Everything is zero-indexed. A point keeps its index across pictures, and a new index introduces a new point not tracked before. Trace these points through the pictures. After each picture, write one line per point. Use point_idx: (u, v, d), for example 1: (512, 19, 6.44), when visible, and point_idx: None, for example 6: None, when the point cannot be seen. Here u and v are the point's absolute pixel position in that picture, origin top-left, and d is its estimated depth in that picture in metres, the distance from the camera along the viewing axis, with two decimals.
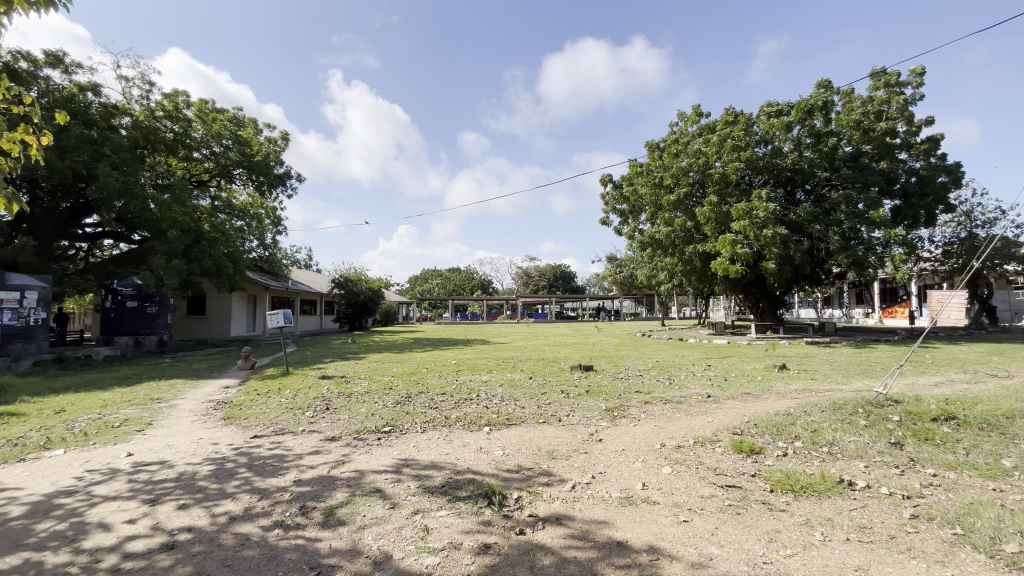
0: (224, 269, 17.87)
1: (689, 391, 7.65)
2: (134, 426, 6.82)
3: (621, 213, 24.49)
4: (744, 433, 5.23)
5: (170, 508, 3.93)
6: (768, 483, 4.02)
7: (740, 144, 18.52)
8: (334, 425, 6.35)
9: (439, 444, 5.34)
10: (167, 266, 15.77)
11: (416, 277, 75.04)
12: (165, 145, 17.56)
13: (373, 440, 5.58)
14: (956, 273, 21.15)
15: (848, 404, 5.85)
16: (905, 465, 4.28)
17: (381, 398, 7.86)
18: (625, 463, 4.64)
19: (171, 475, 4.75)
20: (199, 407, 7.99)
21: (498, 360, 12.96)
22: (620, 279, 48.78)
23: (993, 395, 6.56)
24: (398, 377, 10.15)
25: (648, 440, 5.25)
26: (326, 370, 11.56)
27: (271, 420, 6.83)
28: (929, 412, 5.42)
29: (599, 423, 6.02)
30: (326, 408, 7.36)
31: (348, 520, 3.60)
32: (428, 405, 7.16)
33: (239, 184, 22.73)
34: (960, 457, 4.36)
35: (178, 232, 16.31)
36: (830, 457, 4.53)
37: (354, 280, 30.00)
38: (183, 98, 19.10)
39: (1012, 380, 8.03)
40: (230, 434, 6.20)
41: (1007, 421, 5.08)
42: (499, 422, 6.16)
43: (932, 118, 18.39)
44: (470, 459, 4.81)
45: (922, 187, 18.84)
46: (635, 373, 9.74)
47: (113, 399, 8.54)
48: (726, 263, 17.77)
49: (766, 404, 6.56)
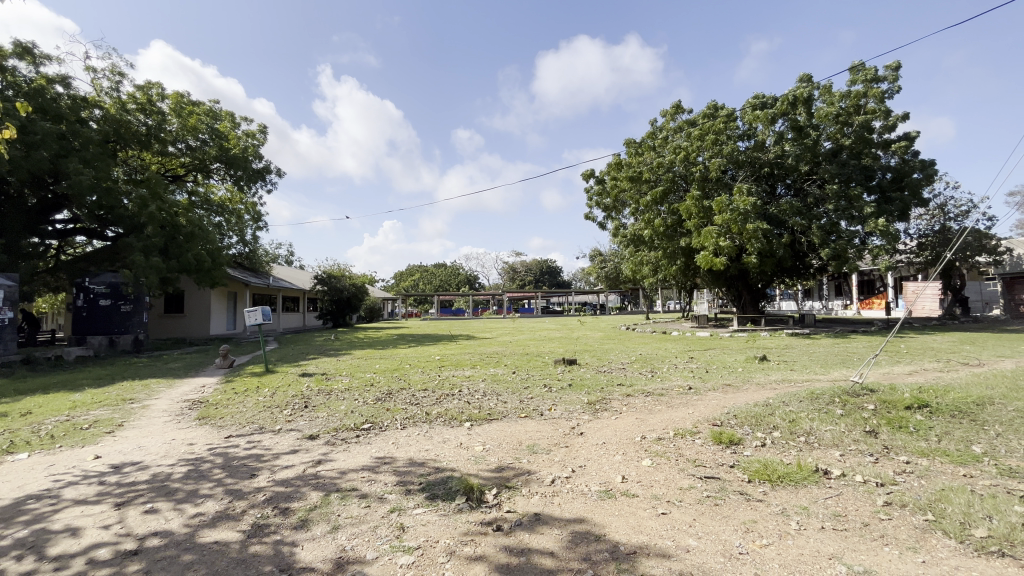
0: (204, 264, 17.38)
1: (670, 383, 7.68)
2: (104, 427, 6.61)
3: (605, 208, 24.59)
4: (723, 424, 5.25)
5: (140, 512, 3.80)
6: (745, 474, 4.04)
7: (721, 139, 18.93)
8: (313, 423, 6.21)
9: (419, 440, 5.27)
10: (146, 263, 15.32)
11: (402, 274, 74.69)
12: (138, 140, 17.04)
13: (351, 438, 5.49)
14: (930, 265, 21.62)
15: (824, 394, 5.89)
16: (879, 452, 4.32)
17: (361, 395, 7.74)
18: (605, 456, 4.64)
19: (145, 477, 4.61)
20: (173, 407, 7.77)
21: (482, 355, 12.89)
22: (606, 274, 49.11)
23: (966, 382, 6.68)
24: (381, 373, 10.04)
25: (628, 433, 5.25)
26: (306, 368, 11.32)
27: (247, 419, 6.64)
28: (902, 401, 5.45)
29: (581, 417, 5.99)
30: (304, 405, 7.21)
31: (323, 520, 3.51)
32: (409, 401, 7.06)
33: (215, 179, 22.30)
34: (932, 444, 4.43)
35: (155, 228, 15.88)
36: (807, 447, 4.56)
37: (337, 276, 29.63)
38: (155, 90, 18.62)
39: (983, 368, 8.23)
40: (204, 434, 6.04)
41: (976, 409, 5.20)
42: (480, 417, 6.09)
43: (907, 114, 18.56)
44: (450, 455, 4.76)
45: (898, 183, 19.04)
46: (618, 366, 9.74)
47: (84, 401, 8.26)
48: (709, 256, 18.07)
49: (746, 395, 6.57)
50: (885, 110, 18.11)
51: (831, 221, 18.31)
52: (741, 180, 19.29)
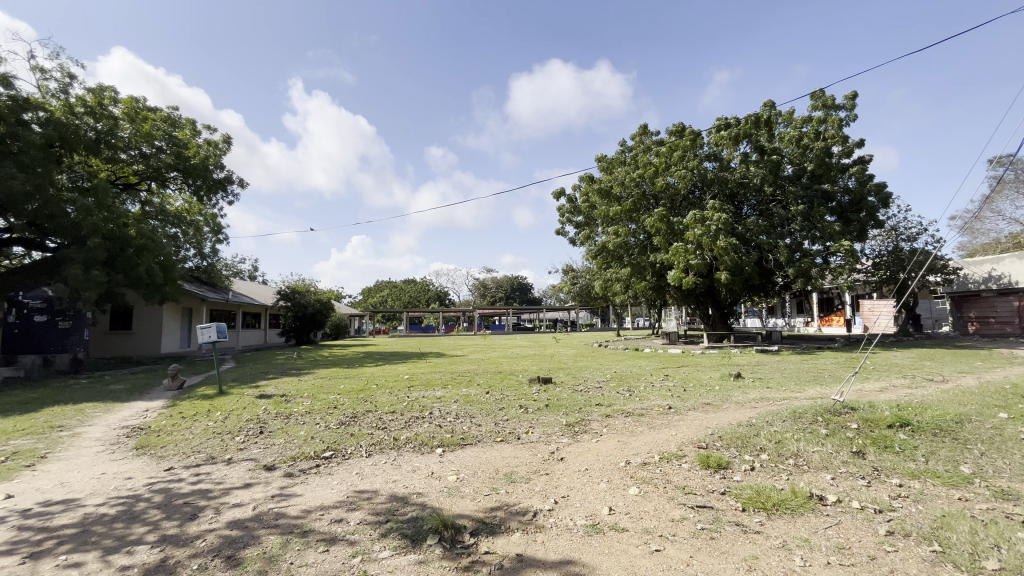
0: (155, 279, 16.29)
1: (649, 403, 7.43)
2: (22, 460, 5.81)
3: (576, 224, 24.72)
4: (709, 447, 5.03)
5: (54, 566, 3.21)
6: (738, 501, 3.80)
7: (688, 157, 19.38)
8: (268, 452, 5.64)
9: (386, 470, 4.82)
10: (85, 277, 14.14)
11: (370, 290, 73.14)
12: (85, 144, 15.97)
13: (311, 469, 4.98)
14: (885, 284, 22.56)
15: (807, 413, 5.77)
16: (871, 475, 4.17)
17: (323, 419, 7.15)
18: (589, 484, 4.32)
19: (66, 521, 3.97)
20: (109, 436, 6.99)
21: (453, 374, 12.40)
22: (577, 291, 49.34)
23: (938, 399, 6.72)
24: (345, 394, 9.42)
25: (612, 458, 4.94)
26: (264, 389, 10.55)
27: (192, 448, 5.99)
28: (884, 419, 5.37)
29: (560, 441, 5.66)
30: (260, 431, 6.58)
31: (274, 570, 3.05)
32: (375, 425, 6.56)
33: (172, 188, 21.21)
34: (921, 465, 4.32)
35: (100, 240, 14.74)
36: (798, 470, 4.37)
37: (302, 291, 28.51)
38: (108, 95, 17.65)
39: (949, 384, 8.39)
40: (142, 467, 5.36)
41: (956, 426, 5.16)
42: (452, 442, 5.67)
43: (862, 140, 19.47)
44: (421, 486, 4.34)
45: (856, 205, 19.86)
46: (594, 385, 9.45)
47: (3, 429, 7.34)
48: (680, 273, 18.33)
49: (728, 414, 6.39)
50: (843, 135, 18.92)
51: (795, 241, 18.90)
52: (709, 199, 19.75)
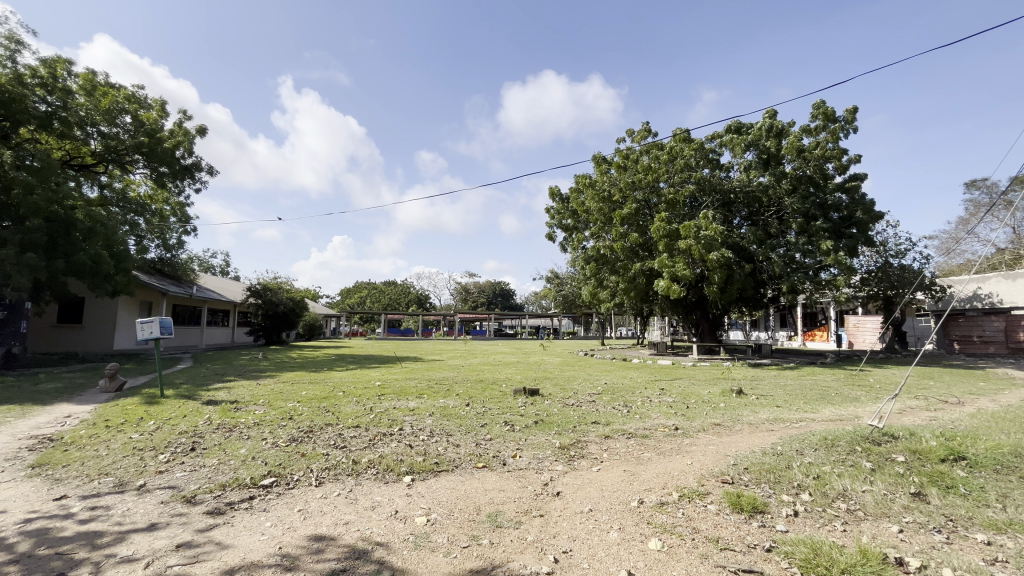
0: (103, 268, 14.72)
1: (653, 422, 6.55)
2: None
3: (565, 228, 23.94)
4: (737, 483, 4.15)
5: None
6: (794, 565, 2.91)
7: (688, 164, 18.84)
8: (193, 477, 4.55)
9: (338, 507, 3.80)
10: (17, 260, 12.63)
11: (348, 291, 71.12)
12: (35, 119, 14.42)
13: (243, 502, 3.93)
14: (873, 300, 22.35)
15: (842, 441, 4.96)
16: (947, 528, 3.33)
17: (272, 433, 6.06)
18: (597, 532, 3.38)
19: None
20: (7, 449, 5.75)
21: (430, 381, 11.34)
22: (561, 297, 48.65)
23: (977, 426, 5.97)
24: (306, 402, 8.30)
25: (620, 495, 4.01)
26: (214, 394, 9.30)
27: (101, 468, 4.85)
28: (934, 451, 4.58)
29: (554, 469, 4.72)
30: (192, 448, 5.46)
31: None
32: (332, 444, 5.50)
33: (134, 172, 19.67)
34: (1002, 514, 3.50)
35: (39, 221, 13.23)
36: (853, 518, 3.52)
37: (274, 288, 27.01)
38: (65, 66, 16.08)
39: (971, 407, 7.70)
40: (25, 495, 4.21)
41: (1019, 461, 4.38)
42: (424, 468, 4.68)
43: (858, 155, 19.09)
44: (379, 534, 3.33)
45: (848, 220, 19.54)
46: (586, 399, 8.52)
47: None
48: (671, 285, 17.75)
49: (746, 439, 5.54)
50: (840, 150, 18.57)
51: (789, 252, 18.43)
52: (705, 207, 19.25)
